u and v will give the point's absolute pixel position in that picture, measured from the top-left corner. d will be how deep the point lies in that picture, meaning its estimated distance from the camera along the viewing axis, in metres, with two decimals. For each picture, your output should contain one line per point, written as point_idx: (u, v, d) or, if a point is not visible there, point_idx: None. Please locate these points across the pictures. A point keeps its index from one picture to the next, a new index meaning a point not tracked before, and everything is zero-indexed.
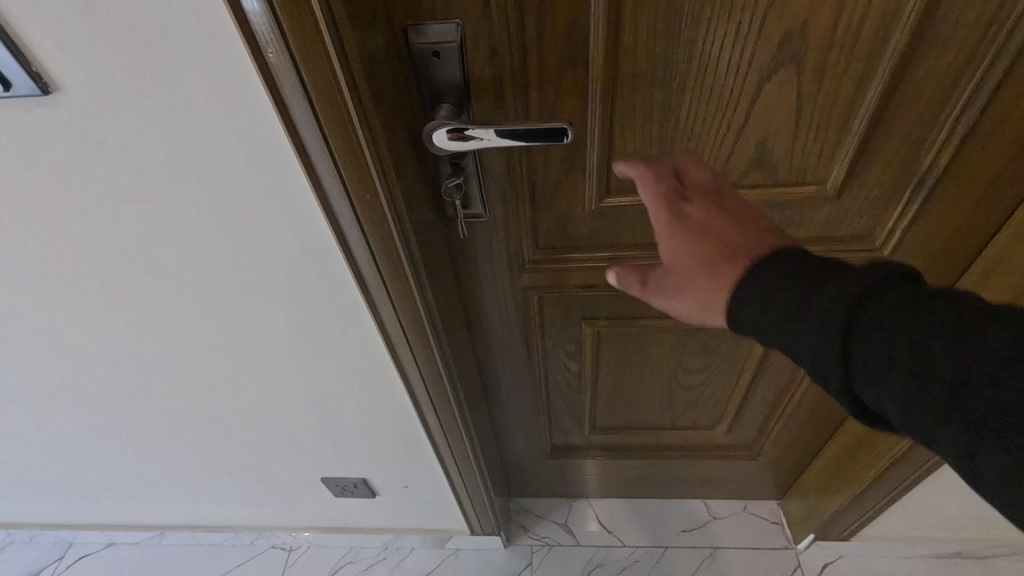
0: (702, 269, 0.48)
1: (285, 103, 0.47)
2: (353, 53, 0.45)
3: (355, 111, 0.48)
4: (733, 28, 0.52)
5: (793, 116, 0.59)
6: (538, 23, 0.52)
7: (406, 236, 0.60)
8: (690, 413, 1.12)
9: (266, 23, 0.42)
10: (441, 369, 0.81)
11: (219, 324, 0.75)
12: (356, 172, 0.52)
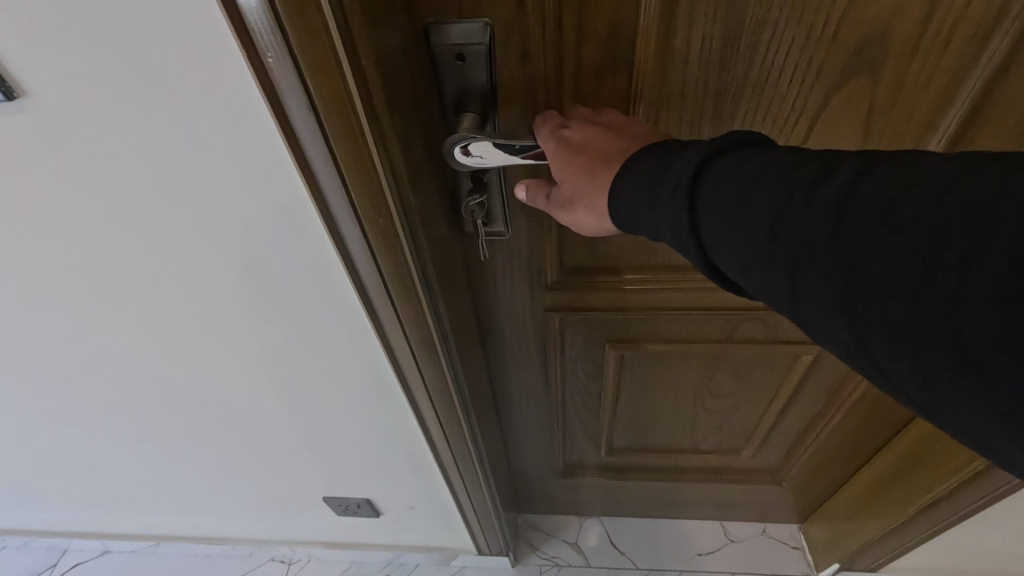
0: (585, 175, 0.44)
1: (290, 118, 0.40)
2: (369, 58, 0.39)
3: (370, 125, 0.41)
4: (802, 33, 0.45)
5: (860, 133, 0.52)
6: (577, 23, 0.45)
7: (421, 259, 0.55)
8: (712, 437, 1.05)
9: (267, 25, 0.35)
10: (452, 393, 0.75)
11: (216, 341, 0.69)
12: (368, 193, 0.46)
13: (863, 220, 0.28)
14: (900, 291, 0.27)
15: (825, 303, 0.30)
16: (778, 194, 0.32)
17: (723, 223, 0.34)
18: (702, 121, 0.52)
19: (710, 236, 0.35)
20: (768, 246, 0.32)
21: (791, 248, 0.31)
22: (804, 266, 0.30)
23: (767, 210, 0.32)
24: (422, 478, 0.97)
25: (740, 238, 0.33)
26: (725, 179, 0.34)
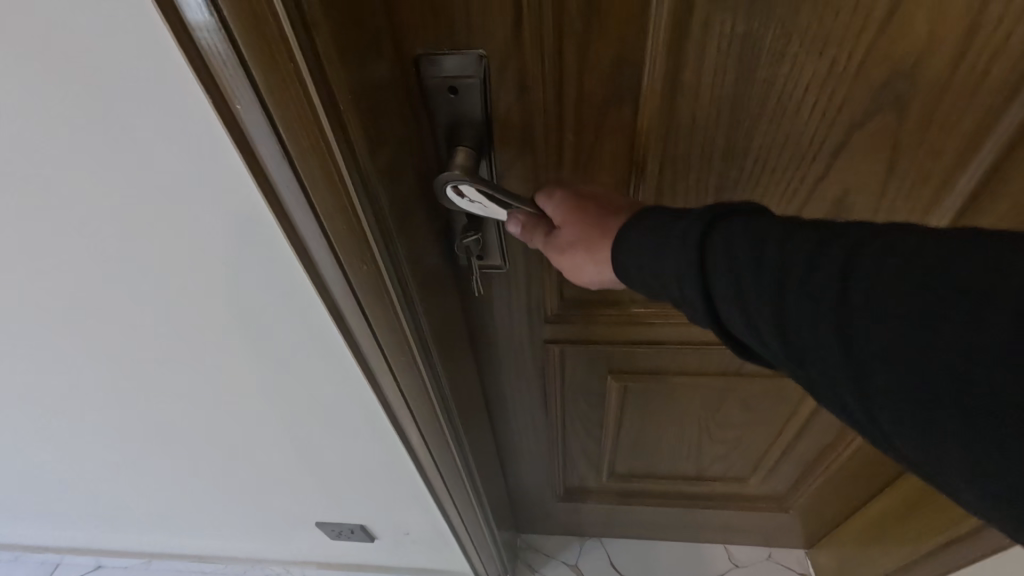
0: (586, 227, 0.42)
1: (262, 163, 0.35)
2: (351, 105, 0.33)
3: (349, 176, 0.36)
4: (824, 67, 0.42)
5: (883, 169, 0.49)
6: (579, 54, 0.42)
7: (409, 301, 0.50)
8: (718, 465, 1.02)
9: (231, 65, 0.29)
10: (444, 428, 0.71)
11: (197, 375, 0.66)
12: (352, 241, 0.41)
13: (869, 296, 0.29)
14: (920, 372, 0.27)
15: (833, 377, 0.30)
16: (781, 261, 0.32)
17: (733, 290, 0.33)
18: (713, 156, 0.48)
19: (716, 299, 0.34)
20: (775, 317, 0.32)
21: (798, 319, 0.31)
22: (810, 338, 0.30)
23: (772, 280, 0.32)
24: (417, 507, 0.95)
25: (747, 304, 0.33)
26: (728, 242, 0.33)
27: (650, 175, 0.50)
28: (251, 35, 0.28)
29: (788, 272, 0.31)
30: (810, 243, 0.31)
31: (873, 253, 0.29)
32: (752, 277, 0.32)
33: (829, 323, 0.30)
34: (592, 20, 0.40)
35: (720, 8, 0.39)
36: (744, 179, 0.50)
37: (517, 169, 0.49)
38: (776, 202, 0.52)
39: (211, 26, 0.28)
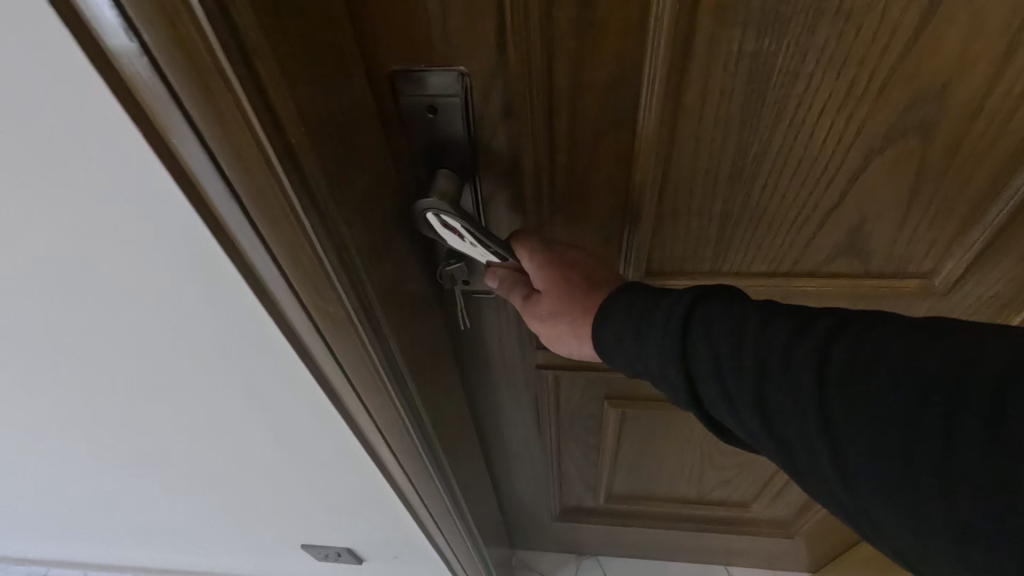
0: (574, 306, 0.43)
1: (213, 208, 0.30)
2: (308, 142, 0.28)
3: (310, 224, 0.31)
4: (842, 89, 0.38)
5: (905, 199, 0.44)
6: (570, 71, 0.38)
7: (393, 359, 0.44)
8: (720, 490, 0.98)
9: (160, 97, 0.25)
10: (435, 478, 0.64)
11: (162, 433, 0.59)
12: (319, 295, 0.35)
13: (841, 385, 0.32)
14: (888, 455, 0.30)
15: (813, 451, 0.33)
16: (760, 347, 0.35)
17: (713, 376, 0.37)
18: (717, 181, 0.44)
19: (700, 375, 0.37)
20: (755, 396, 0.35)
21: (778, 401, 0.34)
22: (782, 417, 0.34)
23: (753, 364, 0.35)
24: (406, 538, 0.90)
25: (731, 383, 0.36)
26: (710, 329, 0.37)
27: (648, 202, 0.46)
28: (179, 64, 0.23)
29: (762, 363, 0.34)
30: (786, 333, 0.34)
31: (843, 339, 0.33)
32: (734, 358, 0.35)
33: (808, 406, 0.33)
34: (585, 35, 0.36)
35: (727, 23, 0.35)
36: (752, 206, 0.46)
37: (504, 193, 0.46)
38: (785, 229, 0.48)
39: (135, 55, 0.23)
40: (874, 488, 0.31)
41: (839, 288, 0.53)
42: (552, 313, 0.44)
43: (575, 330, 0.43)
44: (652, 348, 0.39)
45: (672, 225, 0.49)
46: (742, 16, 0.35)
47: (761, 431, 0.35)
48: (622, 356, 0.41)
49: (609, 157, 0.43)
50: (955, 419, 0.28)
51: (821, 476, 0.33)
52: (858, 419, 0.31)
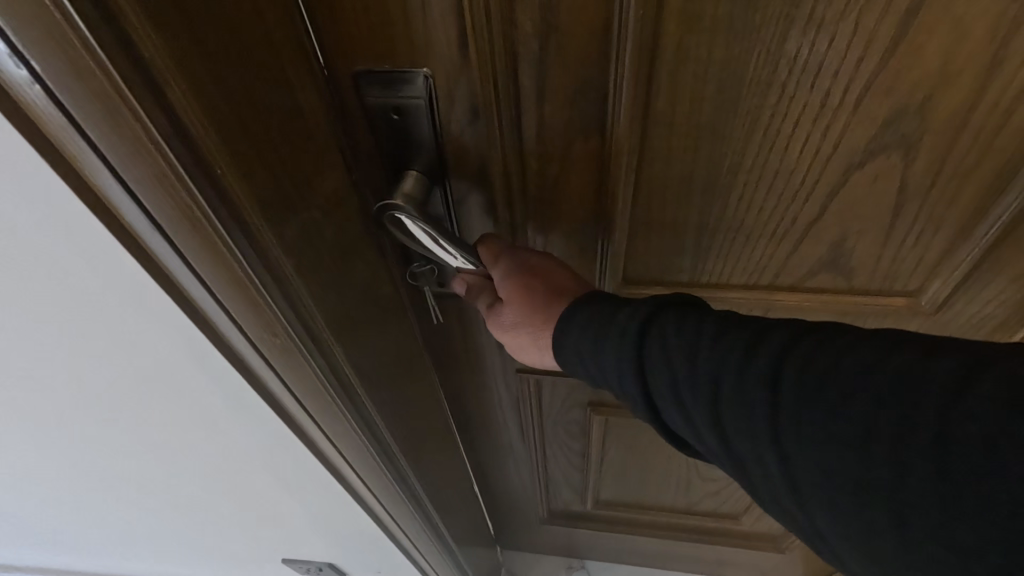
0: (533, 321, 0.44)
1: (143, 243, 0.28)
2: (236, 164, 0.26)
3: (241, 252, 0.29)
4: (816, 100, 0.36)
5: (888, 215, 0.43)
6: (536, 74, 0.37)
7: (345, 379, 0.41)
8: (708, 501, 0.97)
9: (61, 125, 0.22)
10: (406, 500, 0.62)
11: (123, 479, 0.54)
12: (263, 327, 0.33)
13: (792, 406, 0.31)
14: (837, 479, 0.29)
15: (770, 471, 0.32)
16: (715, 365, 0.34)
17: (670, 390, 0.36)
18: (691, 192, 0.43)
19: (657, 389, 0.37)
20: (710, 413, 0.34)
21: (732, 420, 0.33)
22: (735, 435, 0.33)
23: (708, 381, 0.34)
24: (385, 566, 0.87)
25: (687, 395, 0.35)
26: (665, 342, 0.36)
27: (623, 209, 0.45)
28: (77, 91, 0.21)
29: (717, 379, 0.34)
30: (741, 347, 0.33)
31: (794, 356, 0.31)
32: (691, 374, 0.35)
33: (760, 425, 0.32)
34: (549, 39, 0.36)
35: (695, 29, 0.34)
36: (728, 217, 0.45)
37: (474, 196, 0.45)
38: (764, 242, 0.47)
39: (28, 84, 0.21)
40: (831, 507, 0.30)
41: (821, 302, 0.52)
42: (515, 322, 0.45)
43: (536, 340, 0.45)
44: (610, 361, 0.38)
45: (647, 233, 0.48)
46: (710, 22, 0.33)
47: (717, 445, 0.35)
48: (582, 368, 0.41)
49: (578, 163, 0.43)
50: (897, 441, 0.27)
51: (777, 490, 0.33)
52: (808, 440, 0.30)
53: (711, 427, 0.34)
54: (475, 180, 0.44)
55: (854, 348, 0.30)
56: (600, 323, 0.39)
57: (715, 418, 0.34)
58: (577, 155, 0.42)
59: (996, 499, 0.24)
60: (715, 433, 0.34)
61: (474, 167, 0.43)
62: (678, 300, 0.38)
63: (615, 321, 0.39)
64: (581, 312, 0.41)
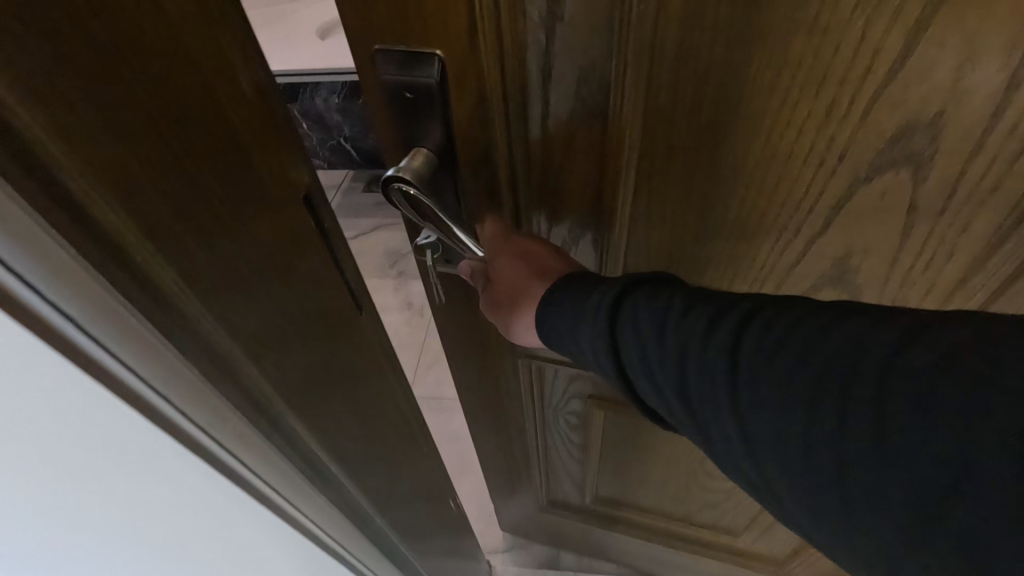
0: (516, 300, 0.46)
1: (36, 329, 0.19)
2: (118, 195, 0.21)
3: (135, 310, 0.22)
4: (820, 109, 0.36)
5: (896, 235, 0.42)
6: (542, 65, 0.39)
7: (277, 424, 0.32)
8: (707, 513, 0.95)
9: None
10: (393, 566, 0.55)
11: None
12: (206, 407, 0.27)
13: (747, 383, 0.31)
14: (787, 454, 0.30)
15: (730, 447, 0.33)
16: (681, 341, 0.34)
17: (641, 363, 0.37)
18: (689, 194, 0.44)
19: (631, 363, 0.37)
20: (676, 386, 0.35)
21: (696, 395, 0.34)
22: (697, 408, 0.34)
23: (676, 357, 0.34)
24: None
25: (654, 367, 0.36)
26: (631, 323, 0.37)
27: (623, 205, 0.46)
28: None
29: (683, 353, 0.34)
30: (705, 321, 0.34)
31: (751, 333, 0.32)
32: (660, 353, 0.35)
33: (721, 403, 0.32)
34: (555, 31, 0.37)
35: (696, 30, 0.34)
36: (733, 216, 0.45)
37: (481, 180, 0.47)
38: (767, 247, 0.46)
39: None
40: (784, 481, 0.31)
41: None
42: (502, 301, 0.47)
43: (521, 318, 0.47)
44: (585, 336, 0.39)
45: (651, 227, 0.48)
46: (710, 23, 0.34)
47: (682, 416, 0.35)
48: (563, 343, 0.42)
49: (582, 150, 0.43)
50: (838, 424, 0.28)
51: (740, 462, 0.33)
52: (761, 419, 0.31)
53: (677, 403, 0.35)
54: (479, 157, 0.45)
55: (805, 319, 0.30)
56: (579, 297, 0.40)
57: (680, 392, 0.35)
58: (581, 140, 0.43)
59: (921, 465, 0.25)
60: (680, 407, 0.35)
61: (479, 143, 0.44)
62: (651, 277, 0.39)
63: (592, 295, 0.40)
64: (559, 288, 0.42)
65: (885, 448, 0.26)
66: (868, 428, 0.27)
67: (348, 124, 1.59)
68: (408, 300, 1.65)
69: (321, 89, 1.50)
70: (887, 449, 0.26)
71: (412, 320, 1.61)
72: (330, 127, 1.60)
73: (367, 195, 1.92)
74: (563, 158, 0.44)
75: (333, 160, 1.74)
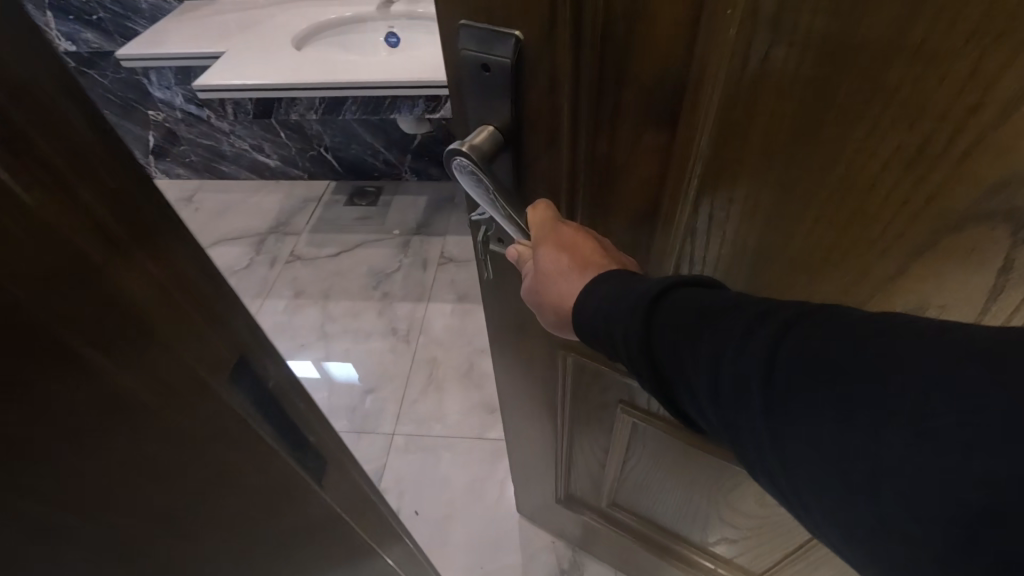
0: (559, 294, 0.44)
1: None
2: None
3: None
4: (914, 142, 0.32)
5: (985, 292, 0.37)
6: (618, 59, 0.38)
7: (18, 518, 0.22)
8: (724, 546, 0.91)
9: None
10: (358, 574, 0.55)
11: None
12: None
13: (780, 398, 0.28)
14: (821, 482, 0.27)
15: (762, 462, 0.30)
16: (719, 348, 0.31)
17: (673, 365, 0.34)
18: (753, 210, 0.41)
19: (664, 364, 0.34)
20: (707, 392, 0.32)
21: (727, 407, 0.31)
22: (727, 422, 0.31)
23: (708, 365, 0.31)
24: None
25: (685, 369, 0.33)
26: (664, 337, 0.34)
27: (681, 215, 0.45)
28: None
29: (717, 360, 0.31)
30: (742, 327, 0.31)
31: (788, 348, 0.29)
32: (693, 356, 0.32)
33: (754, 418, 0.29)
34: (634, 24, 0.36)
35: (784, 40, 0.32)
36: (798, 242, 0.42)
37: (544, 163, 0.47)
38: (830, 283, 0.43)
39: None
40: (816, 505, 0.28)
41: None
42: (544, 290, 0.46)
43: (558, 313, 0.45)
44: (617, 330, 0.36)
45: (709, 235, 0.45)
46: (801, 34, 0.31)
47: (717, 424, 0.32)
48: (598, 340, 0.39)
49: (648, 142, 0.42)
50: (873, 463, 0.25)
51: (772, 478, 0.30)
52: (791, 439, 0.28)
53: (709, 412, 0.32)
54: (545, 133, 0.44)
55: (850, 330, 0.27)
56: (618, 296, 0.38)
57: (712, 401, 0.31)
58: (647, 133, 0.41)
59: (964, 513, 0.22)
60: (711, 417, 0.32)
61: (545, 121, 0.43)
62: (692, 284, 0.36)
63: (630, 293, 0.37)
64: (600, 283, 0.39)
65: (929, 493, 0.23)
66: (912, 474, 0.23)
67: (313, 130, 1.84)
68: (392, 326, 1.63)
69: (298, 103, 1.14)
70: (930, 495, 0.23)
71: (397, 347, 1.58)
72: (310, 136, 1.87)
73: (347, 209, 1.96)
74: (628, 146, 0.43)
75: (315, 168, 2.00)
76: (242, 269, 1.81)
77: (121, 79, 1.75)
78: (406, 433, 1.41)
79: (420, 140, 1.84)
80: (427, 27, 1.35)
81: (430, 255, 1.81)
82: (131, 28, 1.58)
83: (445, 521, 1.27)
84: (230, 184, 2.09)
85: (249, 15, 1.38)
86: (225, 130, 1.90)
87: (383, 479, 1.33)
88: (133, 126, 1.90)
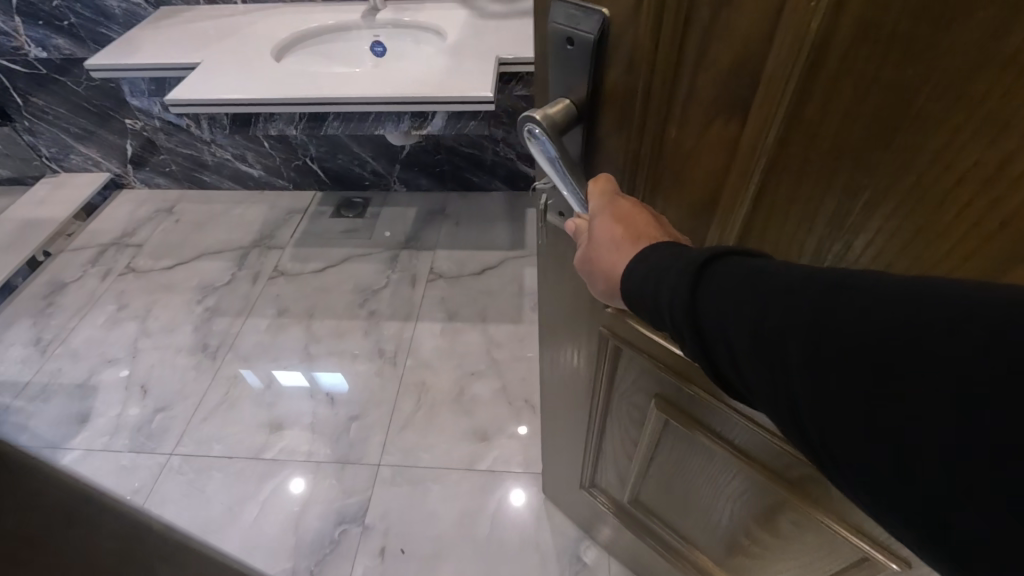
0: (611, 262, 0.45)
1: None
2: None
3: None
4: (998, 157, 0.31)
5: None
6: (701, 43, 0.38)
7: None
8: (741, 563, 0.90)
9: None
10: None
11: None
12: None
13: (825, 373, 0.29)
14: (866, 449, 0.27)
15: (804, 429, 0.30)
16: (763, 319, 0.32)
17: (719, 337, 0.34)
18: (813, 212, 0.41)
19: (708, 333, 0.35)
20: (749, 357, 0.32)
21: (769, 374, 0.31)
22: (773, 391, 0.31)
23: (751, 335, 0.32)
24: None
25: (729, 337, 0.33)
26: (709, 308, 0.35)
27: (739, 206, 0.45)
28: None
29: (759, 328, 0.32)
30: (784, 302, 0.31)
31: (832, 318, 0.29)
32: (738, 325, 0.33)
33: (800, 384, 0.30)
34: (719, 12, 0.36)
35: (869, 40, 0.32)
36: (857, 250, 0.41)
37: (614, 139, 0.48)
38: None
39: None
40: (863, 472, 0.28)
41: None
42: (596, 258, 0.47)
43: (608, 281, 0.46)
44: (663, 299, 0.37)
45: (766, 233, 0.45)
46: (888, 33, 0.31)
47: (761, 395, 0.32)
48: (644, 310, 0.40)
49: (715, 130, 0.42)
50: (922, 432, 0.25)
51: (816, 446, 0.30)
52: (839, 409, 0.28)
53: (753, 380, 0.32)
54: (618, 108, 0.46)
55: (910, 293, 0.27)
56: (666, 267, 0.38)
57: (757, 370, 0.32)
58: (716, 121, 0.41)
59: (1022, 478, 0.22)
60: (754, 384, 0.33)
61: (619, 97, 0.45)
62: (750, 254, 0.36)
63: (681, 262, 0.37)
64: (654, 253, 0.40)
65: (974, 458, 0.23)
66: (948, 439, 0.24)
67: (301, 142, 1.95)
68: (378, 348, 1.64)
69: (277, 119, 1.20)
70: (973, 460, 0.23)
71: (384, 371, 1.59)
72: (295, 147, 1.97)
73: (334, 220, 2.04)
74: (696, 132, 0.43)
75: (300, 179, 2.10)
76: (222, 285, 1.85)
77: (96, 87, 1.86)
78: (393, 465, 1.40)
79: (409, 150, 1.95)
80: (413, 37, 1.42)
81: (419, 271, 1.85)
82: (104, 33, 1.68)
83: (436, 559, 1.25)
84: (212, 194, 2.19)
85: (230, 21, 1.43)
86: (206, 140, 2.00)
87: (368, 517, 1.31)
88: (114, 135, 2.02)
